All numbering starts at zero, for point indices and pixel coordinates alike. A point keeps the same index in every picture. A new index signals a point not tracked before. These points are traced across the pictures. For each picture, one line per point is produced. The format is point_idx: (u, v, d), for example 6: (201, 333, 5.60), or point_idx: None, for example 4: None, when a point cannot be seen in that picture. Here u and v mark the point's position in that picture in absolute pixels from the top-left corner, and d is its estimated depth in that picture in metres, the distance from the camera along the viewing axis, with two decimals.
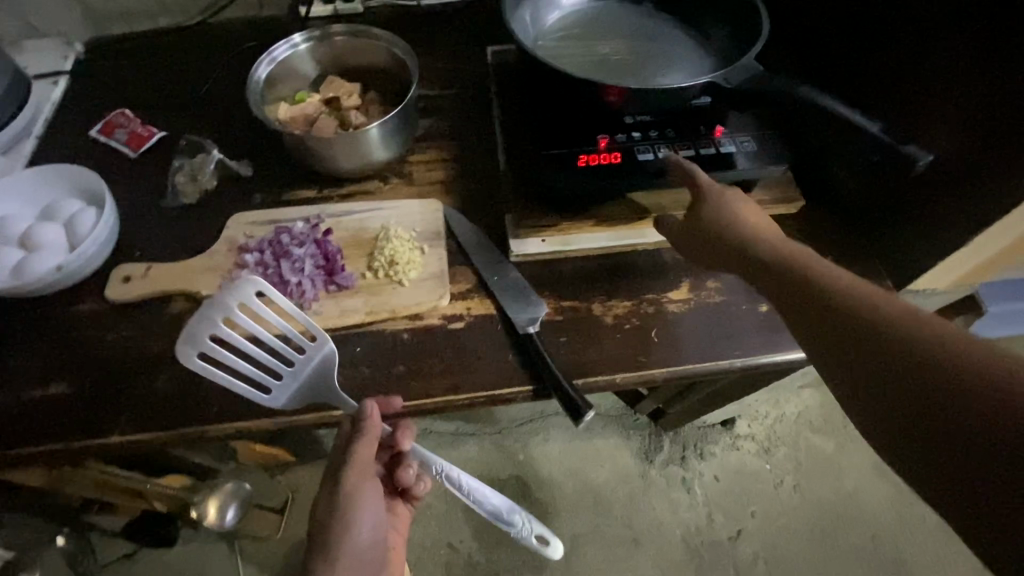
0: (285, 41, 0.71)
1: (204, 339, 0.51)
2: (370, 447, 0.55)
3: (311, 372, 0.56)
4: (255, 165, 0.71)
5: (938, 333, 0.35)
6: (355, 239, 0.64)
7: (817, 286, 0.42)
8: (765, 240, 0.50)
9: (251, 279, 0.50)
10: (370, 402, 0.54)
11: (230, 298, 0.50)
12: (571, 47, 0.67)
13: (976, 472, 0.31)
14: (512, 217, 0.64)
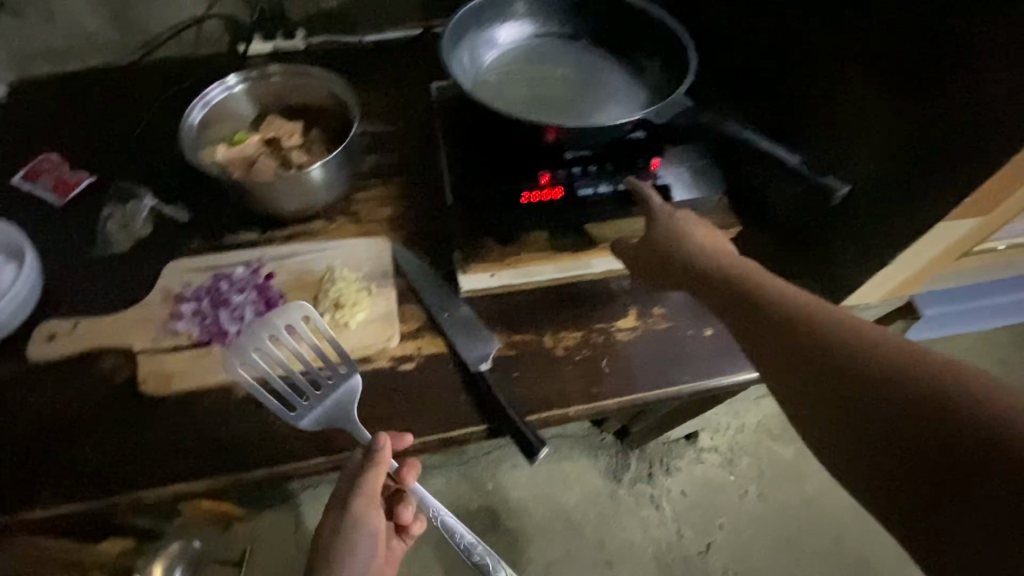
0: (218, 84, 0.70)
1: (250, 348, 0.55)
2: (377, 482, 0.53)
3: (334, 400, 0.56)
4: (193, 209, 0.69)
5: (865, 338, 0.38)
6: (298, 281, 0.63)
7: (759, 300, 0.46)
8: (712, 256, 0.53)
9: (299, 302, 0.55)
10: (383, 436, 0.52)
11: (281, 315, 0.55)
12: (510, 86, 0.69)
13: (911, 467, 0.34)
14: (460, 254, 0.64)
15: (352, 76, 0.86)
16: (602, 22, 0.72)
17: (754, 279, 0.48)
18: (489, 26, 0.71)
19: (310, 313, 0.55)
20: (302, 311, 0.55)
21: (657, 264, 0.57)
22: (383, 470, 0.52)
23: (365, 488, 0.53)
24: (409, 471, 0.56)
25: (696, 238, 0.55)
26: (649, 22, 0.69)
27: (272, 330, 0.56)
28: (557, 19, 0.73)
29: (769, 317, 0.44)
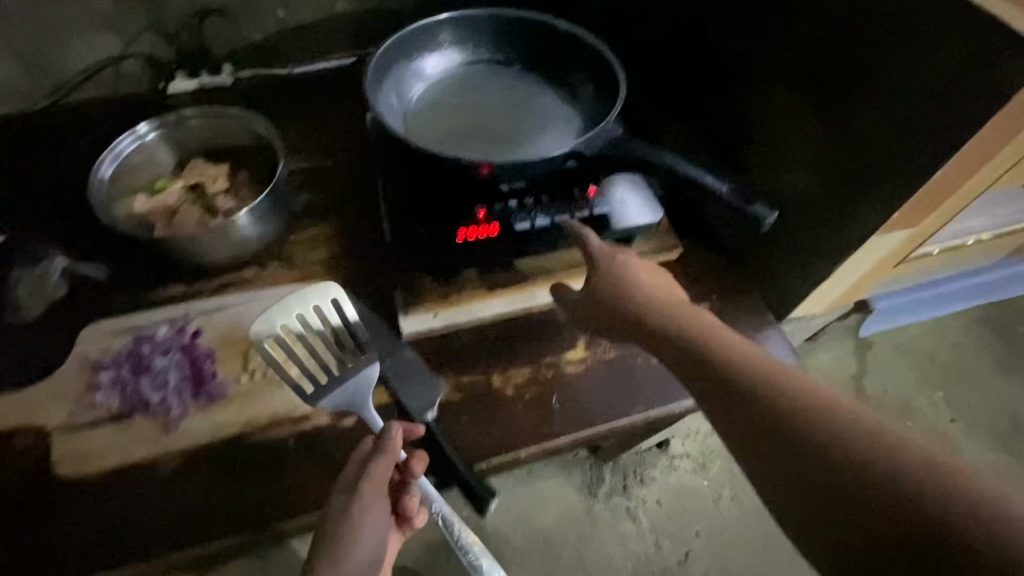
0: (128, 134, 0.66)
1: (280, 323, 0.59)
2: (382, 478, 0.50)
3: (352, 382, 0.56)
4: (111, 265, 0.64)
5: (824, 412, 0.38)
6: (229, 336, 0.60)
7: (711, 366, 0.44)
8: (658, 312, 0.51)
9: (326, 284, 0.60)
10: (395, 425, 0.51)
11: (313, 295, 0.60)
12: (443, 117, 0.67)
13: (884, 552, 0.33)
14: (401, 295, 0.62)
15: (284, 109, 0.83)
16: (532, 48, 0.72)
17: (714, 340, 0.46)
18: (415, 57, 0.69)
19: (339, 295, 0.60)
20: (331, 292, 0.60)
21: (603, 314, 0.55)
22: (391, 462, 0.50)
23: (369, 480, 0.49)
24: (416, 462, 0.53)
25: (649, 290, 0.53)
26: (580, 48, 0.69)
27: (301, 309, 0.59)
28: (488, 45, 0.72)
29: (735, 391, 0.42)
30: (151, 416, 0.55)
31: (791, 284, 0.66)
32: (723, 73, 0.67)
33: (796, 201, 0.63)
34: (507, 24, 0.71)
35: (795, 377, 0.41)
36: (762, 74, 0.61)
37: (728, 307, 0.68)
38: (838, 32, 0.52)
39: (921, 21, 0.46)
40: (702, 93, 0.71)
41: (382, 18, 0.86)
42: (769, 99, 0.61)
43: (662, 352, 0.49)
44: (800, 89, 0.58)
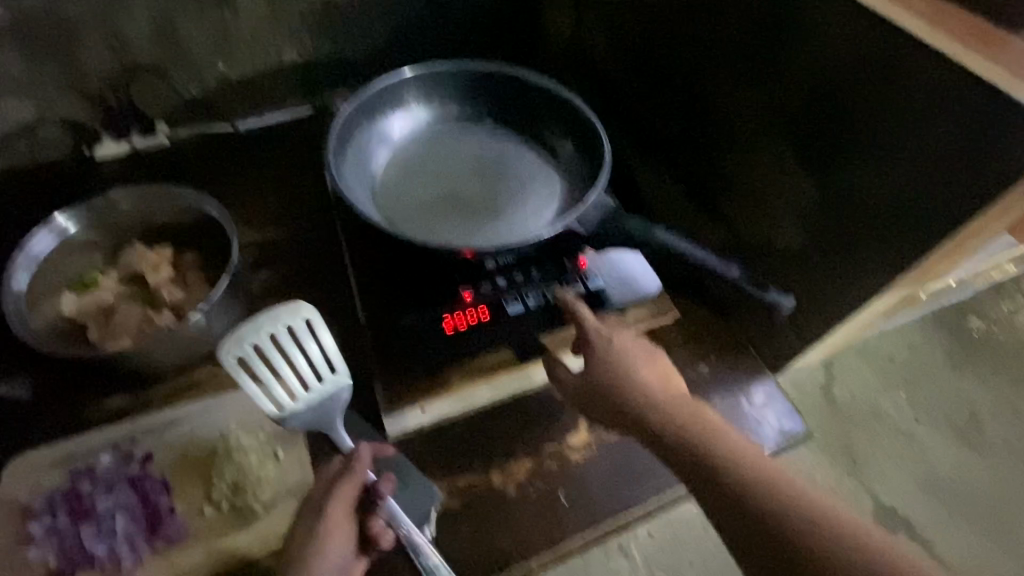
0: (42, 229, 0.58)
1: (247, 343, 0.50)
2: (348, 500, 0.47)
3: (321, 402, 0.52)
4: (38, 384, 0.56)
5: (839, 549, 0.39)
6: (187, 458, 0.52)
7: (730, 490, 0.42)
8: (661, 410, 0.48)
9: (299, 304, 0.52)
10: (365, 447, 0.49)
11: (284, 313, 0.51)
12: (412, 185, 0.61)
13: None
14: (382, 390, 0.56)
15: (231, 173, 0.75)
16: (505, 102, 0.66)
17: (727, 457, 0.44)
18: (378, 119, 0.63)
19: (316, 316, 0.52)
20: (307, 312, 0.52)
21: (600, 408, 0.51)
22: (358, 484, 0.47)
23: (335, 500, 0.46)
24: (384, 484, 0.49)
25: (646, 381, 0.49)
26: (556, 103, 0.63)
27: (272, 329, 0.51)
28: (455, 99, 0.66)
29: (755, 524, 0.41)
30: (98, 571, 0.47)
31: (789, 342, 0.64)
32: (715, 130, 0.63)
33: (794, 262, 0.59)
34: (476, 77, 0.65)
35: (810, 503, 0.41)
36: (756, 136, 0.58)
37: (734, 365, 0.64)
38: (841, 100, 0.49)
39: (931, 103, 0.43)
40: (689, 146, 0.67)
41: (338, 65, 0.78)
42: (763, 161, 0.58)
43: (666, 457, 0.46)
44: (795, 154, 0.55)
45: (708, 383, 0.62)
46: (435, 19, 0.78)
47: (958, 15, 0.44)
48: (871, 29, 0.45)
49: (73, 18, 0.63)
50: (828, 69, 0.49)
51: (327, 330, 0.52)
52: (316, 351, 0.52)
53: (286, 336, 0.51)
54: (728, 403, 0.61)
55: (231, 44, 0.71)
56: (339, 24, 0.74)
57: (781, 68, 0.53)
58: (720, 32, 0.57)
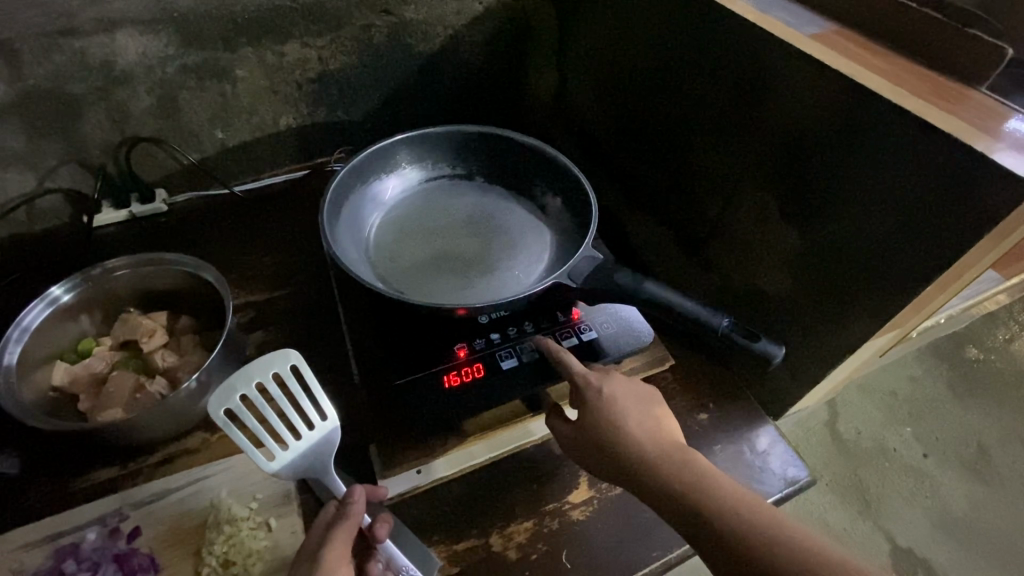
0: (38, 301, 0.57)
1: (236, 395, 0.49)
2: (346, 544, 0.44)
3: (312, 449, 0.50)
4: (28, 456, 0.55)
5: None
6: (174, 531, 0.50)
7: (726, 530, 0.42)
8: (651, 453, 0.47)
9: (287, 350, 0.51)
10: (359, 488, 0.47)
11: (273, 361, 0.50)
12: (405, 242, 0.63)
13: None
14: (376, 452, 0.55)
15: (226, 233, 0.75)
16: (494, 161, 0.68)
17: (721, 497, 0.44)
18: (371, 182, 0.65)
19: (304, 363, 0.50)
20: (296, 358, 0.50)
21: (596, 459, 0.50)
22: (355, 527, 0.45)
23: (332, 545, 0.44)
24: (382, 526, 0.48)
25: (635, 427, 0.49)
26: (542, 161, 0.65)
27: (261, 378, 0.50)
28: (447, 159, 0.69)
29: (757, 564, 0.41)
30: None
31: (785, 387, 0.64)
32: (699, 181, 0.65)
33: (786, 305, 0.59)
34: (465, 138, 0.67)
35: (807, 539, 0.41)
36: (738, 188, 0.60)
37: (732, 411, 0.63)
38: (813, 153, 0.51)
39: (897, 153, 0.45)
40: (674, 196, 0.69)
41: (333, 129, 0.81)
42: (745, 210, 0.60)
43: (663, 510, 0.46)
44: (773, 204, 0.56)
45: (708, 431, 0.62)
46: (426, 84, 0.82)
47: (917, 71, 0.47)
48: (830, 89, 0.47)
49: (77, 93, 0.65)
50: (798, 125, 0.51)
51: (314, 377, 0.50)
52: (305, 400, 0.51)
53: (275, 386, 0.50)
54: (729, 453, 0.60)
55: (230, 113, 0.74)
56: (335, 92, 0.78)
57: (756, 123, 0.55)
58: (698, 90, 0.60)
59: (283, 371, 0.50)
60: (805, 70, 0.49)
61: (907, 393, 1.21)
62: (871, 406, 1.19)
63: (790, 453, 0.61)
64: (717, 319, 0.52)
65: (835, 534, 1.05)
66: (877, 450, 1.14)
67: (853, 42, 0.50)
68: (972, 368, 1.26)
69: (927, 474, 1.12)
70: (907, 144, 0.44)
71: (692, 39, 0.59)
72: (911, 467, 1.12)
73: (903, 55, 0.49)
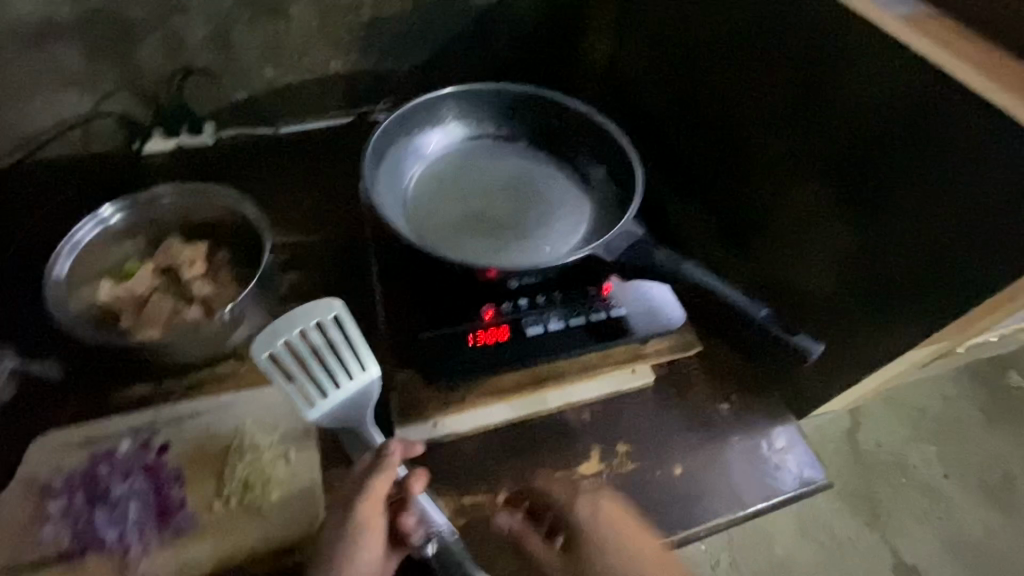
0: (90, 218, 0.61)
1: (280, 340, 0.51)
2: (379, 492, 0.47)
3: (352, 398, 0.52)
4: (70, 364, 0.58)
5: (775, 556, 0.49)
6: (200, 452, 0.52)
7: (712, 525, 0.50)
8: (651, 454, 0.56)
9: (331, 300, 0.53)
10: (396, 442, 0.50)
11: (316, 310, 0.52)
12: (443, 198, 0.62)
13: None
14: (396, 402, 0.56)
15: (270, 175, 0.76)
16: (541, 123, 0.66)
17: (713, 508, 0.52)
18: (414, 133, 0.64)
19: (345, 313, 0.52)
20: (338, 309, 0.52)
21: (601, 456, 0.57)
22: (388, 477, 0.48)
23: (366, 496, 0.47)
24: (416, 479, 0.49)
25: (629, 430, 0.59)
26: (590, 129, 0.64)
27: (304, 326, 0.52)
28: (492, 117, 0.67)
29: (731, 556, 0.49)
30: (103, 553, 0.47)
31: (813, 387, 0.62)
32: (750, 166, 0.61)
33: (827, 306, 0.57)
34: (511, 96, 0.65)
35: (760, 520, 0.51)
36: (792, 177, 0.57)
37: (754, 406, 0.63)
38: (886, 145, 0.47)
39: (976, 153, 0.42)
40: (722, 181, 0.66)
41: (381, 78, 0.80)
42: (798, 201, 0.57)
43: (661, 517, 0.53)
44: (830, 197, 0.53)
45: (727, 422, 0.61)
46: (478, 41, 0.80)
47: (1011, 65, 0.43)
48: (914, 76, 0.44)
49: (136, 18, 0.65)
50: (873, 113, 0.48)
51: (355, 326, 0.53)
52: (344, 351, 0.52)
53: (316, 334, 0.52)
54: (747, 446, 0.60)
55: (281, 52, 0.73)
56: (386, 40, 0.76)
57: (823, 108, 0.52)
58: (762, 69, 0.57)
59: (325, 320, 0.52)
60: (886, 53, 0.45)
61: (937, 413, 1.17)
62: (897, 421, 1.15)
63: (808, 454, 0.60)
64: (755, 309, 0.53)
65: (841, 542, 1.04)
66: (897, 465, 1.11)
67: (943, 28, 0.46)
68: (1011, 395, 1.20)
69: (946, 496, 1.09)
70: (987, 145, 0.41)
71: (764, 13, 0.55)
72: (930, 487, 1.09)
73: (998, 47, 0.45)
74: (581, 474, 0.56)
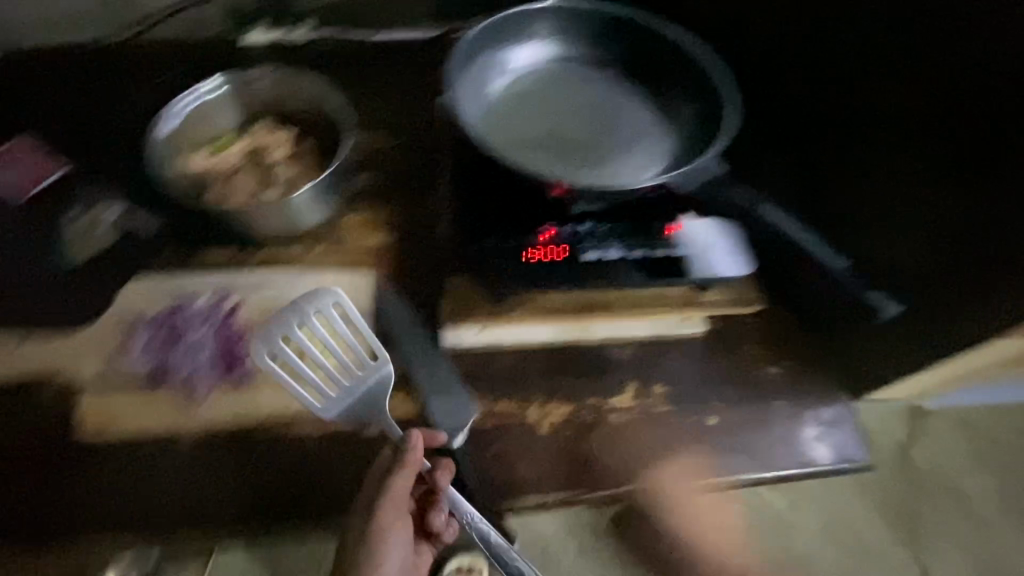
0: (191, 91, 0.64)
1: (278, 338, 0.51)
2: (403, 489, 0.49)
3: (366, 389, 0.52)
4: (160, 221, 0.62)
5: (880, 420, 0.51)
6: (266, 318, 0.57)
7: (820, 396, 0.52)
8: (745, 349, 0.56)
9: (330, 290, 0.52)
10: (415, 434, 0.50)
11: (314, 301, 0.52)
12: (522, 116, 0.61)
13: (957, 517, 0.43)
14: (445, 304, 0.58)
15: (354, 76, 0.76)
16: (633, 53, 0.64)
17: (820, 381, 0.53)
18: (503, 48, 0.63)
19: (344, 299, 0.52)
20: (336, 297, 0.52)
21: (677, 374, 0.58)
22: (413, 472, 0.49)
23: (390, 494, 0.48)
24: (443, 474, 0.51)
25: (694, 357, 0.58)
26: (689, 65, 0.61)
27: (302, 318, 0.52)
28: (583, 43, 0.65)
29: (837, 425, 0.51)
30: (175, 387, 0.53)
31: (873, 367, 0.59)
32: (845, 125, 0.55)
33: (911, 282, 0.52)
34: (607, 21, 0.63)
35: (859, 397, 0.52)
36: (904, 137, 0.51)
37: (807, 377, 0.60)
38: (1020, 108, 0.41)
39: None
40: None
41: None
42: (894, 166, 0.51)
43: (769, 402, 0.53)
44: (929, 164, 0.48)
45: (774, 385, 0.60)
46: None
47: None
48: None
49: None
50: (1010, 71, 0.41)
51: (358, 316, 0.52)
52: (349, 337, 0.52)
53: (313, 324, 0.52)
54: (792, 414, 0.58)
55: None
56: None
57: (953, 60, 0.45)
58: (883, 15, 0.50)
59: (324, 308, 0.52)
60: None
61: (1004, 440, 1.08)
62: (956, 440, 1.08)
63: (855, 434, 0.58)
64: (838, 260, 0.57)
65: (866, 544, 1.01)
66: (945, 483, 1.05)
67: None
68: None
69: (994, 527, 1.02)
70: None
71: None
72: (977, 512, 1.03)
73: None
74: (613, 404, 0.57)
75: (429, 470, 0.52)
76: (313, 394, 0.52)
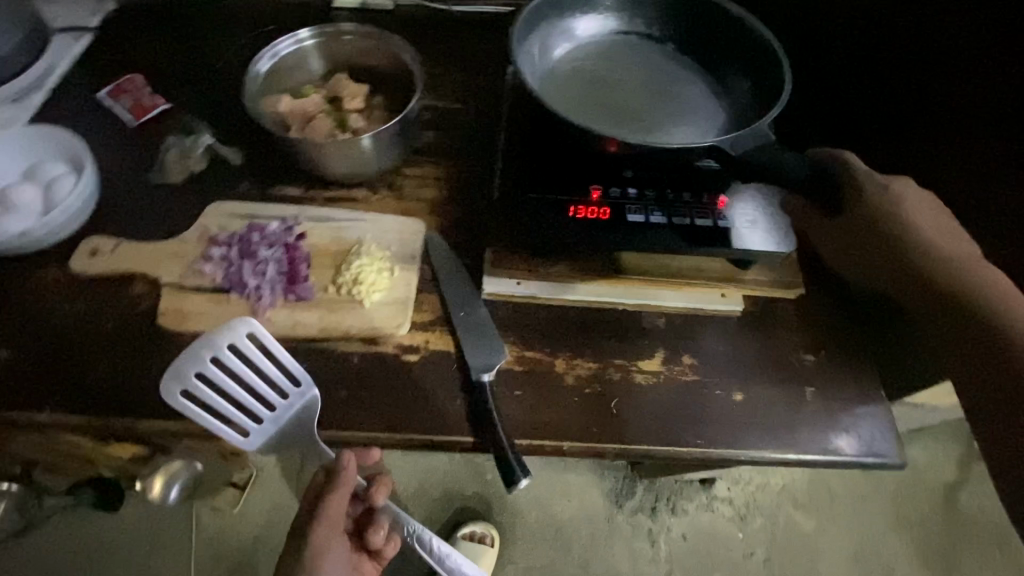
0: (290, 36, 0.70)
1: (186, 376, 0.51)
2: (341, 499, 0.55)
3: (291, 416, 0.54)
4: (246, 154, 0.69)
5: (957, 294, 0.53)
6: (328, 248, 0.62)
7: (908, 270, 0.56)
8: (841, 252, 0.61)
9: (241, 320, 0.51)
10: (347, 453, 0.55)
11: (220, 336, 0.51)
12: (580, 82, 0.63)
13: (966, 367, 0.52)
14: (490, 254, 0.61)
15: (431, 41, 0.81)
16: (694, 31, 0.65)
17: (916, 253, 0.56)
18: (568, 17, 0.66)
19: (254, 331, 0.52)
20: (243, 330, 0.51)
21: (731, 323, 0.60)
22: (348, 487, 0.55)
23: (329, 503, 0.55)
24: (376, 489, 0.59)
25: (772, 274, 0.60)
26: (749, 40, 0.61)
27: (212, 354, 0.51)
28: (645, 18, 0.67)
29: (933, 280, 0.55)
30: (243, 298, 0.59)
31: None
32: None
33: None
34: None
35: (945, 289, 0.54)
36: (977, 130, 0.51)
37: (841, 369, 0.59)
38: None
39: None
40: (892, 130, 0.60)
41: None
42: None
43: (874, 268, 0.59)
44: None
45: (808, 372, 0.59)
46: None
47: None
48: None
49: None
50: None
51: (273, 344, 0.52)
52: (277, 369, 0.53)
53: (234, 357, 0.52)
54: (824, 403, 0.58)
55: None
56: None
57: None
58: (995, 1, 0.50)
59: (236, 339, 0.52)
60: None
61: None
62: None
63: (885, 429, 0.57)
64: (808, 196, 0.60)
65: None
66: None
67: None
68: None
69: None
70: None
71: None
72: None
73: None
74: (640, 367, 0.58)
75: (454, 403, 0.56)
76: (240, 425, 0.54)
